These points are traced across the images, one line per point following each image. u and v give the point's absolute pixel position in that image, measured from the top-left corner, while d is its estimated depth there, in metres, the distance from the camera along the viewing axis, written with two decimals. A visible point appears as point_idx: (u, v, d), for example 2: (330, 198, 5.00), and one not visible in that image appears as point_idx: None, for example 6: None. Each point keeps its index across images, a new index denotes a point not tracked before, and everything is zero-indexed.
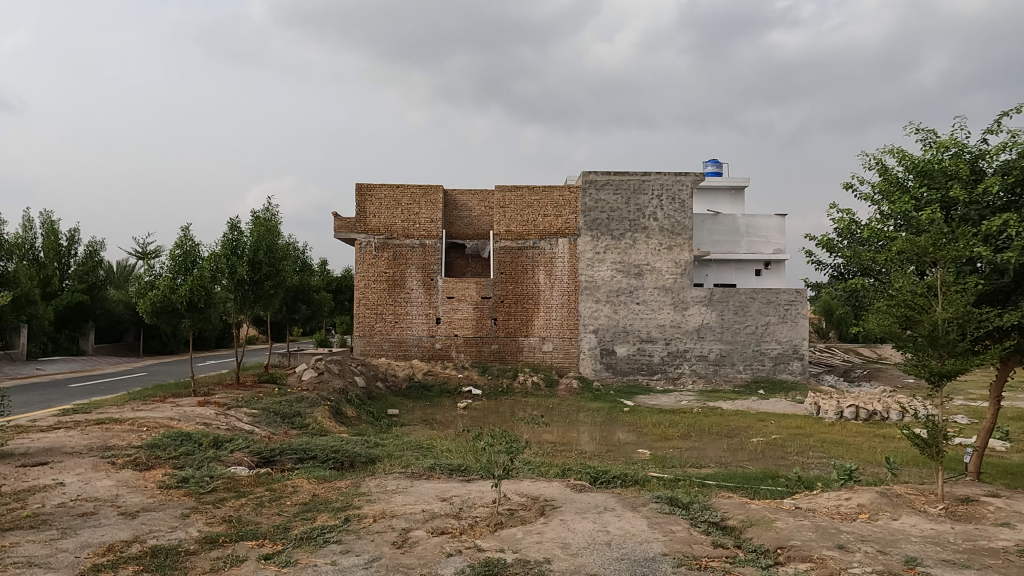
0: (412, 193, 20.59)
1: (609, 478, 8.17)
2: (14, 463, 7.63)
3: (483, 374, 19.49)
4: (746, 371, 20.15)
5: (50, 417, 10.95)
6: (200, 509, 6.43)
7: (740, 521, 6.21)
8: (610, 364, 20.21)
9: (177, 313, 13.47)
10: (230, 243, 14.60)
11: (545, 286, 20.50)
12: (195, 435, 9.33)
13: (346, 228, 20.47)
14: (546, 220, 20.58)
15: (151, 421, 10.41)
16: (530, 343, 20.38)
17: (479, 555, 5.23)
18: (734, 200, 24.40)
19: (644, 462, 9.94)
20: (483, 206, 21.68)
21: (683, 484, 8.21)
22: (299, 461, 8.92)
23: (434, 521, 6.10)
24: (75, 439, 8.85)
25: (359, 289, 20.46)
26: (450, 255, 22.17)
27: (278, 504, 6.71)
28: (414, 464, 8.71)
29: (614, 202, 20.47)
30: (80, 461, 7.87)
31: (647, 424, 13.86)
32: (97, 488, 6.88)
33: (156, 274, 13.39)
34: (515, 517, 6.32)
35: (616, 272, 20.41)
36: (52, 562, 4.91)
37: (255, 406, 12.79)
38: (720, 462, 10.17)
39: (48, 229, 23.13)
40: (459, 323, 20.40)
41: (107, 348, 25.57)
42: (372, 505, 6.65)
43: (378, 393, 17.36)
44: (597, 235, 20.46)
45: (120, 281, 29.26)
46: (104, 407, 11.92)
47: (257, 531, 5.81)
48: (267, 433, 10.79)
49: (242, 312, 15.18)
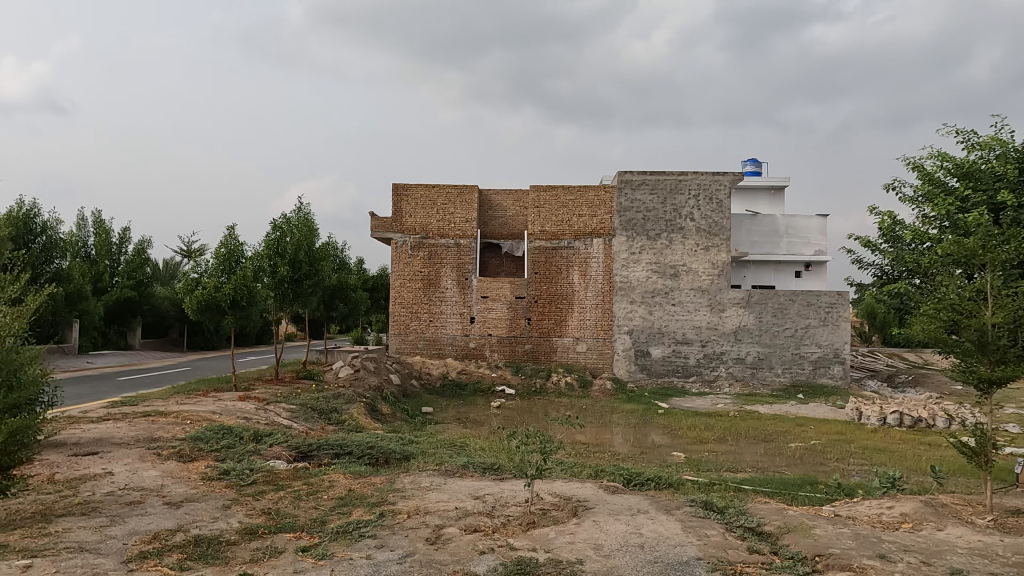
0: (448, 193, 20.76)
1: (643, 480, 8.11)
2: (66, 452, 7.96)
3: (516, 374, 19.52)
4: (785, 374, 19.75)
5: (100, 408, 11.41)
6: (241, 501, 6.60)
7: (777, 527, 6.10)
8: (645, 365, 20.06)
9: (221, 310, 13.87)
10: (272, 243, 14.91)
11: (580, 286, 20.43)
12: (236, 429, 9.57)
13: (383, 228, 20.76)
14: (581, 220, 20.51)
15: (195, 414, 10.71)
16: (564, 343, 20.31)
17: (511, 554, 5.25)
18: (774, 200, 23.92)
19: (679, 465, 9.82)
20: (518, 206, 21.78)
21: (719, 488, 8.09)
22: (335, 456, 9.08)
23: (467, 519, 6.14)
24: (123, 431, 9.19)
25: (395, 287, 20.72)
26: (484, 254, 22.24)
27: (315, 497, 6.85)
28: (447, 461, 8.78)
29: (650, 202, 20.29)
30: (128, 452, 8.15)
31: (682, 427, 13.67)
32: (143, 478, 7.13)
33: (201, 272, 13.80)
34: (548, 517, 6.33)
35: (651, 273, 20.22)
36: (101, 548, 5.11)
37: (294, 401, 13.08)
38: (757, 467, 10.00)
39: (99, 228, 24.10)
40: (493, 322, 20.47)
41: (153, 343, 26.43)
42: (406, 501, 6.74)
43: (413, 391, 17.53)
44: (632, 235, 20.29)
45: (167, 279, 30.21)
46: (150, 401, 12.34)
47: (295, 523, 5.94)
48: (305, 428, 11.03)
49: (282, 310, 15.51)
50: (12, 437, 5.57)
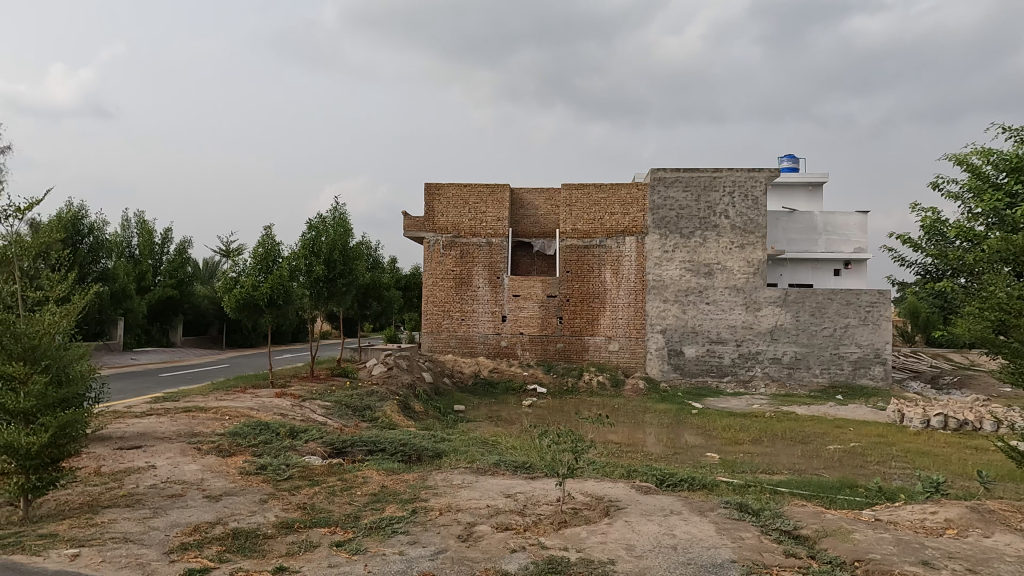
0: (480, 192, 20.83)
1: (676, 480, 8.03)
2: (112, 446, 8.23)
3: (548, 373, 19.49)
4: (823, 375, 19.32)
5: (143, 404, 11.78)
6: (277, 495, 6.74)
7: (814, 531, 5.97)
8: (678, 365, 19.85)
9: (258, 308, 14.18)
10: (307, 243, 15.17)
11: (612, 285, 20.29)
12: (272, 425, 9.77)
13: (415, 227, 20.94)
14: (613, 218, 20.38)
15: (233, 410, 10.97)
16: (596, 342, 20.21)
17: (543, 552, 5.25)
18: (811, 196, 23.40)
19: (713, 466, 9.68)
20: (550, 204, 21.74)
21: (754, 490, 7.96)
22: (368, 452, 9.20)
23: (499, 517, 6.16)
24: (165, 425, 9.47)
25: (427, 286, 20.89)
26: (516, 253, 22.24)
27: (349, 493, 6.95)
28: (479, 459, 8.82)
29: (684, 199, 20.03)
30: (170, 446, 8.39)
31: (716, 427, 13.48)
32: (184, 471, 7.33)
33: (239, 271, 14.13)
34: (579, 516, 6.31)
35: (685, 272, 19.97)
36: (145, 539, 5.27)
37: (328, 398, 13.30)
38: (794, 469, 9.80)
39: (142, 228, 24.84)
40: (525, 321, 20.48)
41: (194, 341, 27.16)
42: (438, 498, 6.80)
43: (445, 389, 17.66)
44: (665, 233, 20.07)
45: (207, 278, 31.03)
46: (191, 396, 12.68)
47: (329, 518, 6.04)
48: (339, 424, 11.20)
49: (317, 308, 15.76)
50: (61, 431, 5.79)
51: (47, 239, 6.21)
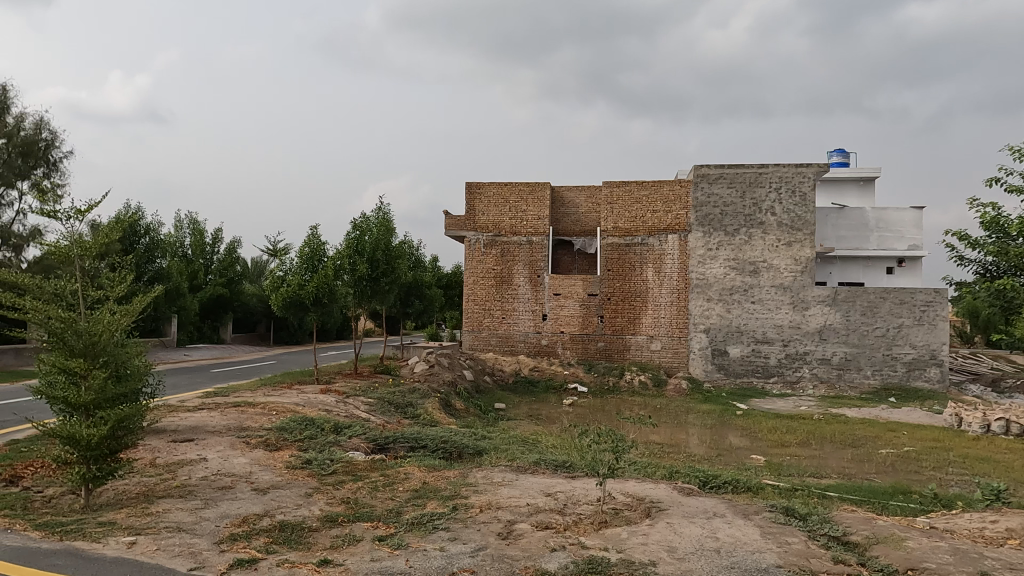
0: (520, 190, 20.84)
1: (720, 482, 7.88)
2: (166, 438, 8.56)
3: (589, 372, 19.38)
4: (875, 377, 18.69)
5: (196, 398, 12.19)
6: (322, 489, 6.89)
7: (865, 538, 5.78)
8: (722, 365, 19.51)
9: (304, 306, 14.53)
10: (352, 242, 15.45)
11: (654, 283, 20.05)
12: (318, 420, 10.00)
13: (456, 226, 21.10)
14: (655, 216, 20.12)
15: (280, 406, 11.26)
16: (638, 341, 19.99)
17: (583, 552, 5.22)
18: (863, 192, 22.65)
19: (757, 469, 9.47)
20: (591, 202, 21.60)
21: (801, 494, 7.75)
22: (410, 449, 9.31)
23: (539, 516, 6.16)
24: (216, 420, 9.79)
25: (468, 284, 21.03)
26: (557, 251, 22.18)
27: (391, 489, 7.05)
28: (519, 458, 8.83)
29: (729, 196, 19.64)
30: (220, 440, 8.67)
31: (762, 429, 13.18)
32: (234, 464, 7.57)
33: (286, 270, 14.49)
34: (620, 517, 6.26)
35: (729, 270, 19.58)
36: (197, 529, 5.46)
37: (371, 395, 13.53)
38: (843, 473, 9.51)
39: (194, 228, 25.70)
40: (566, 319, 20.41)
41: (243, 338, 27.99)
42: (479, 496, 6.84)
43: (486, 387, 17.75)
44: (709, 230, 19.72)
45: (255, 277, 31.95)
46: (240, 392, 13.07)
47: (372, 513, 6.15)
48: (382, 421, 11.39)
49: (361, 306, 16.03)
50: (119, 424, 6.04)
51: (106, 239, 6.47)
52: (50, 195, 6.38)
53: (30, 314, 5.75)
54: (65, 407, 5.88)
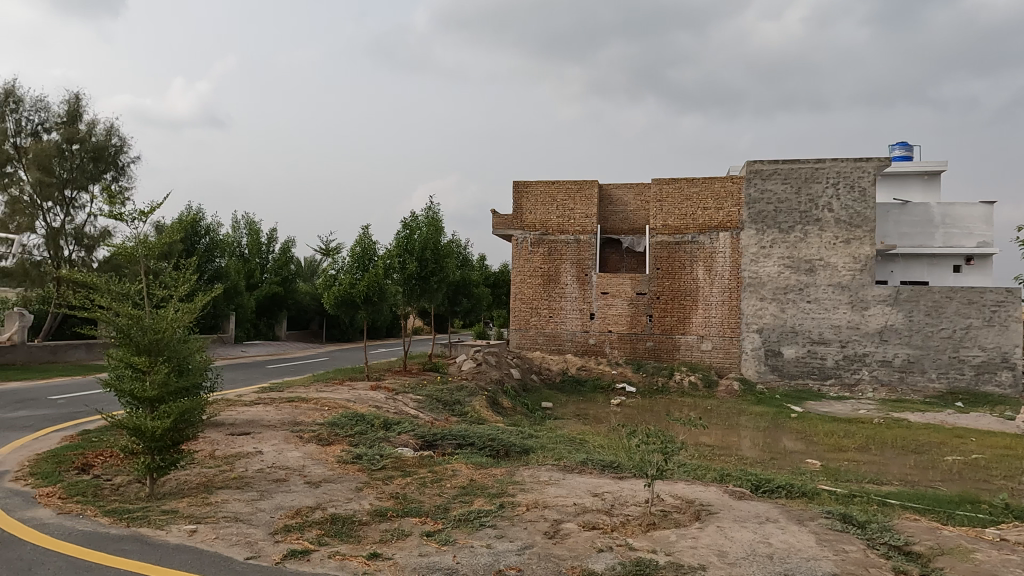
0: (568, 188, 20.75)
1: (773, 487, 7.67)
2: (225, 431, 8.88)
3: (637, 371, 19.15)
4: (940, 380, 17.85)
5: (253, 393, 12.62)
6: (372, 484, 7.03)
7: (928, 548, 5.53)
8: (776, 366, 19.00)
9: (355, 305, 14.84)
10: (401, 241, 15.68)
11: (705, 282, 19.65)
12: (368, 416, 10.20)
13: (503, 225, 21.17)
14: (706, 213, 19.72)
15: (332, 402, 11.54)
16: (688, 341, 19.63)
17: (630, 554, 5.17)
18: (928, 186, 21.65)
19: (813, 474, 9.17)
20: (640, 200, 21.33)
21: (860, 501, 7.46)
22: (458, 446, 9.39)
23: (586, 516, 6.12)
24: (272, 414, 10.10)
25: (516, 283, 21.07)
26: (605, 250, 21.98)
27: (439, 485, 7.13)
28: (566, 457, 8.80)
29: (783, 192, 19.09)
30: (275, 433, 8.94)
31: (818, 433, 12.75)
32: (288, 458, 7.79)
33: (338, 269, 14.83)
34: (669, 519, 6.17)
35: (784, 268, 19.02)
36: (253, 519, 5.65)
37: (420, 392, 13.71)
38: (905, 480, 9.11)
39: (251, 229, 26.58)
40: (613, 319, 20.21)
41: (297, 335, 28.79)
42: (525, 494, 6.84)
43: (533, 385, 17.77)
44: (762, 228, 19.21)
45: (309, 276, 32.83)
46: (294, 387, 13.46)
47: (420, 508, 6.23)
48: (430, 418, 11.53)
49: (410, 305, 16.26)
50: (181, 417, 6.28)
51: (169, 240, 6.76)
52: (118, 199, 6.72)
53: (100, 312, 6.07)
54: (131, 400, 6.17)
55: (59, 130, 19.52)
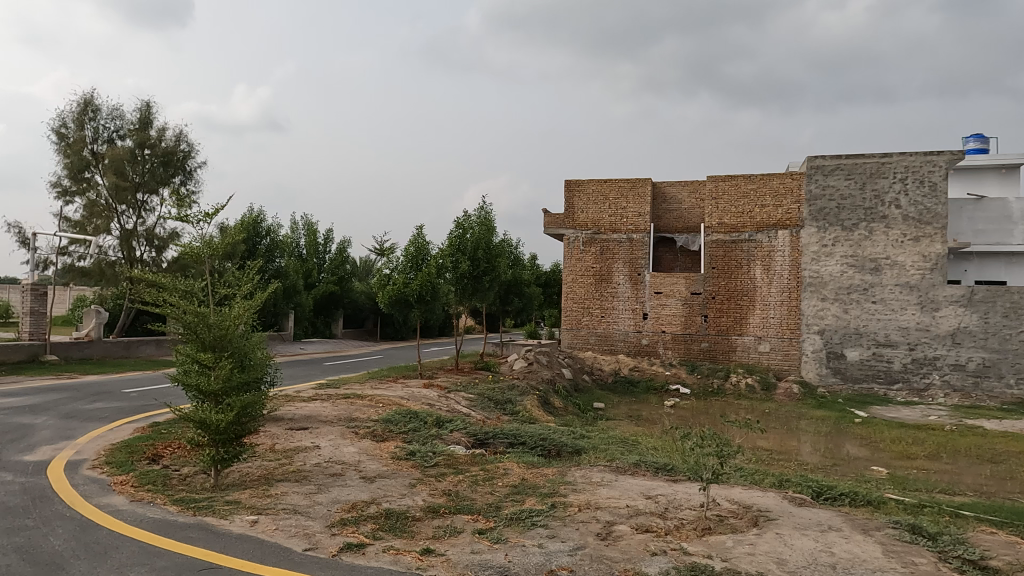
0: (621, 187, 20.54)
1: (836, 494, 7.38)
2: (284, 426, 9.17)
3: (691, 373, 18.78)
4: (1019, 386, 16.83)
5: (310, 389, 12.98)
6: (425, 481, 7.12)
7: (1007, 564, 5.21)
8: (838, 369, 18.30)
9: (408, 304, 15.08)
10: (454, 241, 15.83)
11: (763, 282, 19.11)
12: (421, 414, 10.33)
13: (555, 224, 21.10)
14: (764, 211, 19.16)
15: (387, 399, 11.75)
16: (745, 342, 19.13)
17: (685, 558, 5.06)
18: (1006, 180, 20.44)
19: (879, 482, 8.78)
20: (694, 198, 20.90)
21: (931, 512, 7.10)
22: (509, 445, 9.41)
23: (638, 518, 6.04)
24: (328, 410, 10.36)
25: (567, 282, 20.98)
26: (658, 249, 21.64)
27: (491, 483, 7.17)
28: (619, 458, 8.71)
29: (846, 188, 18.38)
30: (332, 429, 9.17)
31: (884, 439, 12.20)
32: (344, 453, 7.98)
33: (392, 268, 15.10)
34: (725, 524, 6.01)
35: (847, 267, 18.31)
36: (311, 512, 5.80)
37: (472, 390, 13.81)
38: (981, 491, 8.61)
39: (309, 230, 27.36)
40: (667, 319, 19.88)
41: (353, 333, 29.48)
42: (577, 495, 6.79)
43: (585, 386, 17.66)
44: (824, 226, 18.53)
45: (364, 275, 33.56)
46: (350, 384, 13.78)
47: (472, 506, 6.27)
48: (482, 416, 11.61)
49: (462, 304, 16.40)
50: (244, 411, 6.51)
51: (232, 240, 7.02)
52: (185, 201, 7.02)
53: (168, 310, 6.35)
54: (197, 394, 6.44)
55: (132, 136, 20.55)
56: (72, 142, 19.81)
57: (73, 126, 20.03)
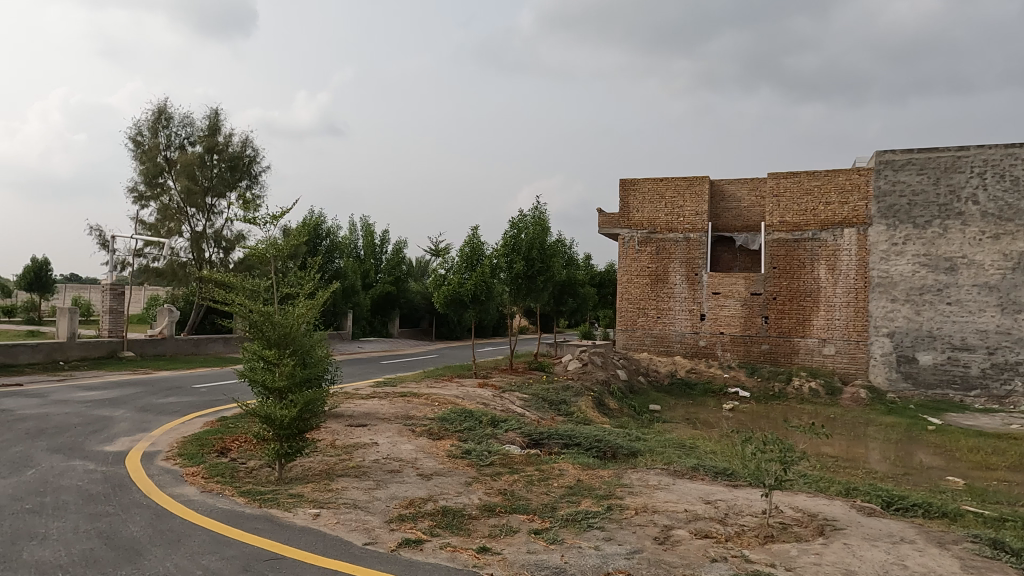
0: (677, 185, 20.19)
1: (908, 505, 7.04)
2: (344, 422, 9.39)
3: (751, 376, 18.27)
4: None
5: (369, 387, 13.26)
6: (480, 479, 7.16)
7: None
8: (910, 373, 17.46)
9: (463, 304, 15.22)
10: (508, 241, 15.89)
11: (827, 282, 18.42)
12: (476, 413, 10.41)
13: (610, 223, 20.90)
14: (828, 208, 18.48)
15: (442, 397, 11.89)
16: (808, 344, 18.49)
17: (746, 566, 4.92)
18: None
19: (955, 493, 8.32)
20: (754, 196, 20.34)
21: (1014, 526, 6.67)
22: (564, 445, 9.37)
23: (697, 523, 5.91)
24: (386, 408, 10.56)
25: (622, 283, 20.75)
26: (716, 248, 21.14)
27: (546, 484, 7.15)
28: (676, 462, 8.55)
29: (918, 184, 17.52)
30: (389, 426, 9.34)
31: (960, 448, 11.56)
32: (401, 450, 8.11)
33: (447, 268, 15.28)
34: (789, 532, 5.81)
35: (919, 267, 17.44)
36: (370, 507, 5.91)
37: (526, 390, 13.83)
38: None
39: (366, 231, 27.99)
40: (726, 320, 19.39)
41: (408, 332, 29.98)
42: (634, 497, 6.70)
43: (640, 387, 17.42)
44: (894, 223, 17.72)
45: (419, 275, 34.07)
46: (406, 383, 14.01)
47: (528, 506, 6.26)
48: (536, 416, 11.61)
49: (516, 303, 16.45)
50: (306, 407, 6.69)
51: (295, 242, 7.24)
52: (252, 205, 7.29)
53: (235, 309, 6.61)
54: (262, 390, 6.67)
55: (201, 142, 21.45)
56: (147, 149, 20.91)
57: (148, 133, 21.13)
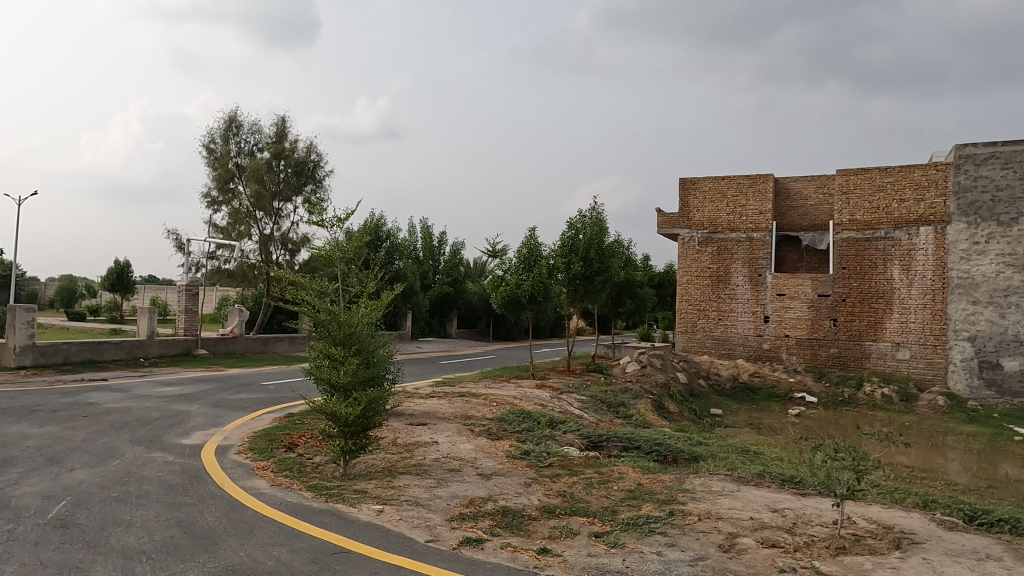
0: (739, 183, 19.68)
1: (993, 520, 6.62)
2: (405, 421, 9.55)
3: (818, 380, 17.61)
4: None
5: (428, 387, 13.46)
6: (540, 481, 7.16)
7: None
8: (993, 380, 16.44)
9: (521, 305, 15.25)
10: (566, 242, 15.84)
11: (902, 283, 17.56)
12: (534, 414, 10.40)
13: (669, 223, 20.55)
14: (902, 205, 17.64)
15: (500, 398, 11.94)
16: (880, 349, 17.67)
17: None
18: None
19: None
20: (822, 193, 19.62)
21: None
22: (624, 448, 9.25)
23: (764, 532, 5.73)
24: (445, 407, 10.68)
25: (682, 284, 20.35)
26: (781, 248, 20.47)
27: (606, 487, 7.08)
28: (741, 468, 8.31)
29: (1003, 178, 16.44)
30: (449, 426, 9.44)
31: None
32: (461, 449, 8.19)
33: (505, 269, 15.35)
34: (862, 544, 5.57)
35: (1003, 267, 16.41)
36: (431, 505, 6.00)
37: (584, 392, 13.73)
38: None
39: (425, 233, 28.44)
40: (791, 322, 18.74)
41: (466, 333, 30.29)
42: (697, 503, 6.55)
43: (701, 391, 17.04)
44: (975, 221, 16.72)
45: (477, 277, 34.33)
46: (465, 383, 14.14)
47: (588, 509, 6.22)
48: (595, 418, 11.51)
49: (574, 304, 16.37)
50: (369, 405, 6.83)
51: (359, 244, 7.42)
52: (319, 208, 7.52)
53: (303, 309, 6.83)
54: (328, 388, 6.86)
55: (269, 149, 22.30)
56: (219, 156, 21.89)
57: (221, 141, 22.14)
